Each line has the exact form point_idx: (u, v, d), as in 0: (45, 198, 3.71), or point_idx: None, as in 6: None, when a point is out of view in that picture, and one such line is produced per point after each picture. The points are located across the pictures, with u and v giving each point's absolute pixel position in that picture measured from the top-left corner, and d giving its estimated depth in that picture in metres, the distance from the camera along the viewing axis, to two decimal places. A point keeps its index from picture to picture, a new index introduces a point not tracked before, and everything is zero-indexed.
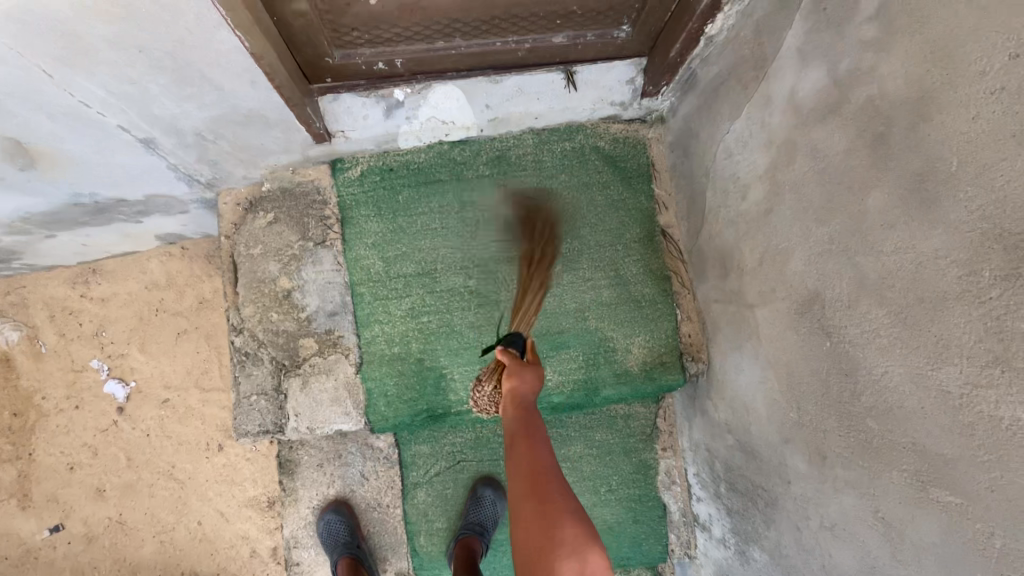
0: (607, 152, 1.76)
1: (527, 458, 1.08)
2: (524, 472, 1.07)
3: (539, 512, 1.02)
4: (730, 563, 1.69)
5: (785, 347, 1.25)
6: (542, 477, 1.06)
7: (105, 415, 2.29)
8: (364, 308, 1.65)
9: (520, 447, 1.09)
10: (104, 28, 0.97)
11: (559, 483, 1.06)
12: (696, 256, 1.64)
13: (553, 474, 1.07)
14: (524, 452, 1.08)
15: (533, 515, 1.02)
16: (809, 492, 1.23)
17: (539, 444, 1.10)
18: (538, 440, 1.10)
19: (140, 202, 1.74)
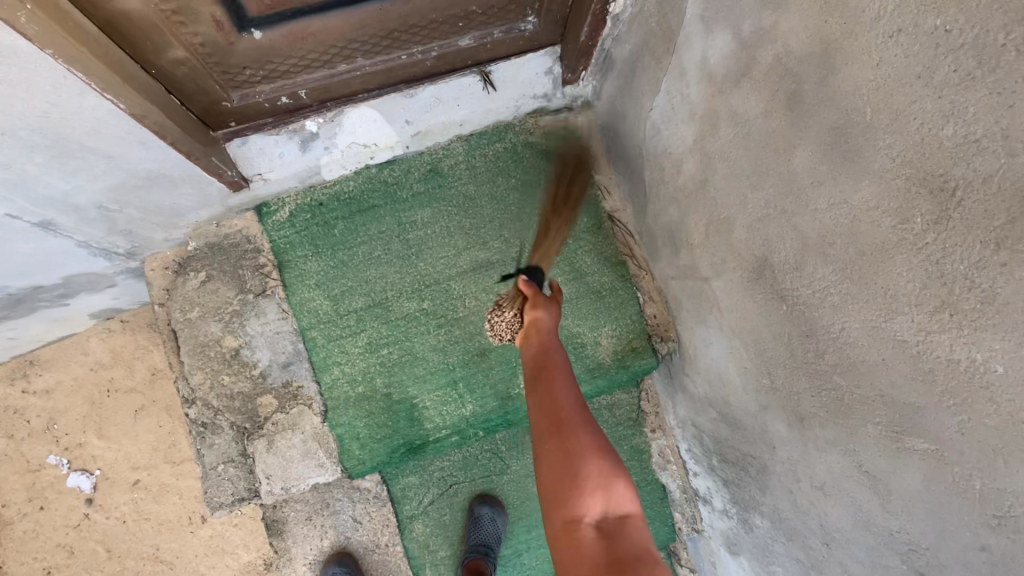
0: (540, 147, 1.72)
1: (550, 402, 1.01)
2: (547, 417, 1.01)
3: (564, 459, 0.97)
4: (736, 531, 1.69)
5: (746, 315, 1.23)
6: (567, 420, 1.00)
7: (74, 510, 2.16)
8: (318, 352, 1.56)
9: (542, 390, 1.03)
10: None
11: (583, 427, 1.01)
12: (646, 236, 1.62)
13: (576, 419, 1.01)
14: (546, 397, 1.02)
15: (558, 461, 0.98)
16: (795, 455, 1.22)
17: (562, 387, 1.04)
18: (560, 385, 1.04)
19: (60, 285, 1.63)
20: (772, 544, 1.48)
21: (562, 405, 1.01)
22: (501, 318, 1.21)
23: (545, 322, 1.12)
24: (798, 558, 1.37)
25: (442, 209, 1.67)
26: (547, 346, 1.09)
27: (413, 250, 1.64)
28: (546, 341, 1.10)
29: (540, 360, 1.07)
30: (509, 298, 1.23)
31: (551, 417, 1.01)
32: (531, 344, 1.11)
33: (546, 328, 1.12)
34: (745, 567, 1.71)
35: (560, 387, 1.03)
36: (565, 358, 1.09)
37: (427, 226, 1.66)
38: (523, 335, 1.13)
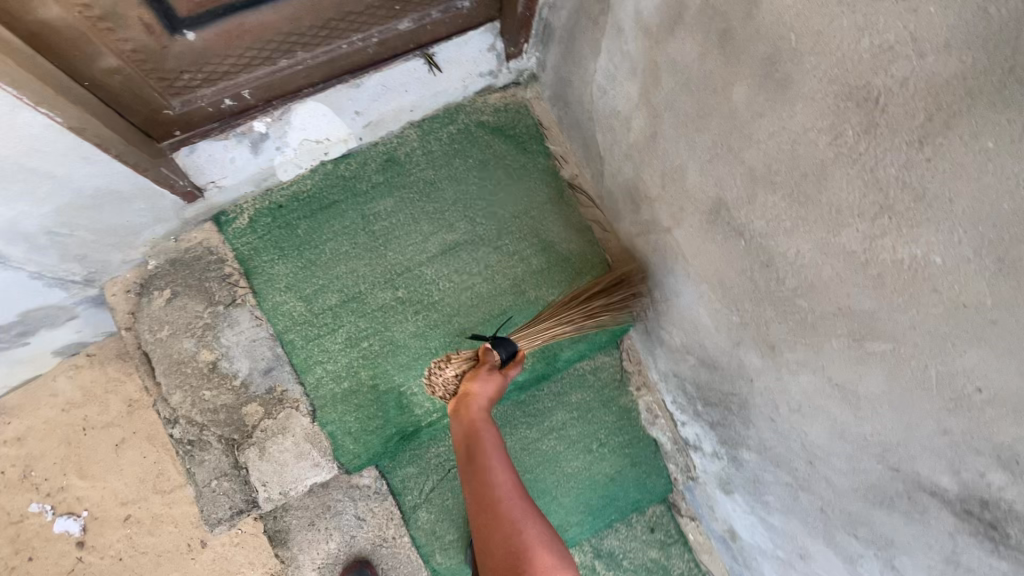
0: (493, 125, 1.73)
1: (484, 482, 1.15)
2: (484, 495, 1.14)
3: (501, 536, 1.09)
4: (728, 471, 1.76)
5: (710, 259, 1.28)
6: (501, 502, 1.13)
7: (65, 555, 2.10)
8: (298, 353, 1.55)
9: (476, 471, 1.16)
10: None
11: (517, 507, 1.13)
12: (607, 199, 1.65)
13: (511, 498, 1.14)
14: (479, 479, 1.15)
15: (494, 538, 1.10)
16: (771, 383, 1.28)
17: (496, 469, 1.17)
18: (493, 465, 1.17)
19: (17, 322, 1.57)
20: (762, 475, 1.55)
21: (495, 485, 1.14)
22: (442, 376, 1.30)
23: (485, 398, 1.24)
24: (787, 482, 1.44)
25: (403, 197, 1.67)
26: (480, 422, 1.22)
27: (380, 241, 1.64)
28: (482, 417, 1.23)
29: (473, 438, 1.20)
30: (457, 356, 1.31)
31: (486, 498, 1.13)
32: (463, 422, 1.23)
33: (485, 402, 1.24)
34: (741, 503, 1.79)
35: (494, 465, 1.16)
36: (498, 439, 1.22)
37: (391, 216, 1.66)
38: (455, 409, 1.26)
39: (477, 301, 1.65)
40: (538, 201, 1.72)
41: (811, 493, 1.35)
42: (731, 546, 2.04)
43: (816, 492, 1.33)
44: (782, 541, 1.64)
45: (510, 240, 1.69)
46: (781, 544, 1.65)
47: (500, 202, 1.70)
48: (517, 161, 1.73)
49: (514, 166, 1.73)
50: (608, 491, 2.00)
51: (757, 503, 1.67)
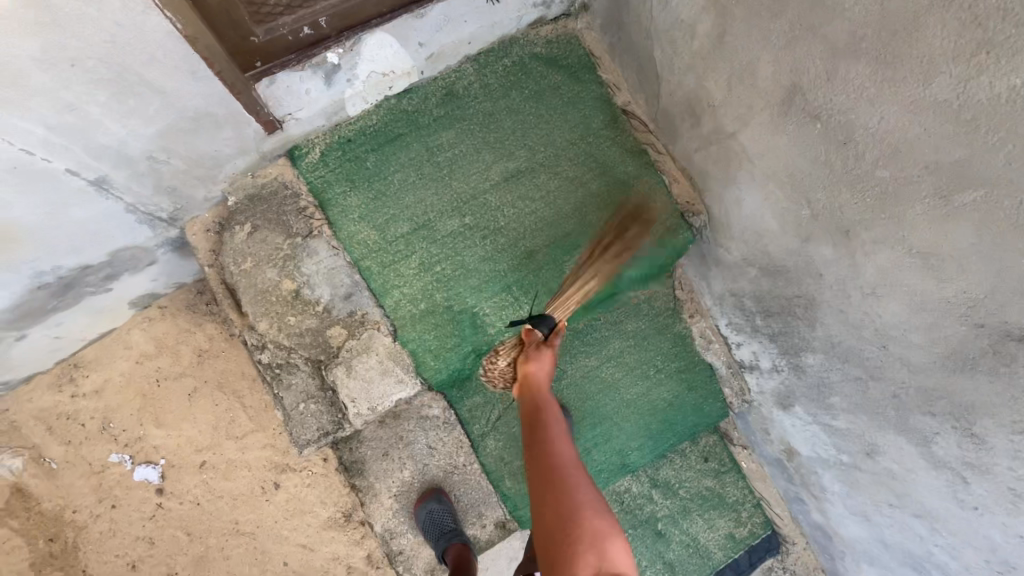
0: (545, 56, 1.78)
1: (543, 453, 1.20)
2: (542, 461, 1.19)
3: (556, 500, 1.11)
4: (789, 383, 1.81)
5: (779, 155, 1.33)
6: (558, 465, 1.17)
7: (146, 502, 2.19)
8: (376, 279, 1.64)
9: (537, 442, 1.24)
10: (31, 45, 0.97)
11: (574, 474, 1.16)
12: (662, 120, 1.71)
13: (566, 465, 1.17)
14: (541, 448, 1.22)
15: (550, 501, 1.12)
16: (843, 272, 1.33)
17: (555, 438, 1.23)
18: (554, 434, 1.24)
19: (106, 263, 1.65)
20: (827, 377, 1.60)
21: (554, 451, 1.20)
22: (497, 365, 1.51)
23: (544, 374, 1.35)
24: (855, 376, 1.49)
25: (464, 128, 1.72)
26: (541, 398, 1.32)
27: (444, 172, 1.70)
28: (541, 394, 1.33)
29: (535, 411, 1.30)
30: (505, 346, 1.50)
31: (544, 464, 1.18)
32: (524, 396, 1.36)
33: (542, 380, 1.36)
34: (801, 416, 1.84)
35: (552, 436, 1.24)
36: (560, 418, 1.29)
37: (454, 147, 1.72)
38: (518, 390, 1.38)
39: (540, 226, 1.71)
40: (593, 128, 1.77)
41: (883, 380, 1.41)
42: (786, 467, 2.09)
43: (888, 378, 1.39)
44: (847, 444, 1.70)
45: (568, 166, 1.74)
46: (846, 448, 1.71)
47: (557, 130, 1.75)
48: (571, 91, 1.78)
49: (569, 95, 1.77)
50: (666, 416, 2.08)
51: (820, 409, 1.72)
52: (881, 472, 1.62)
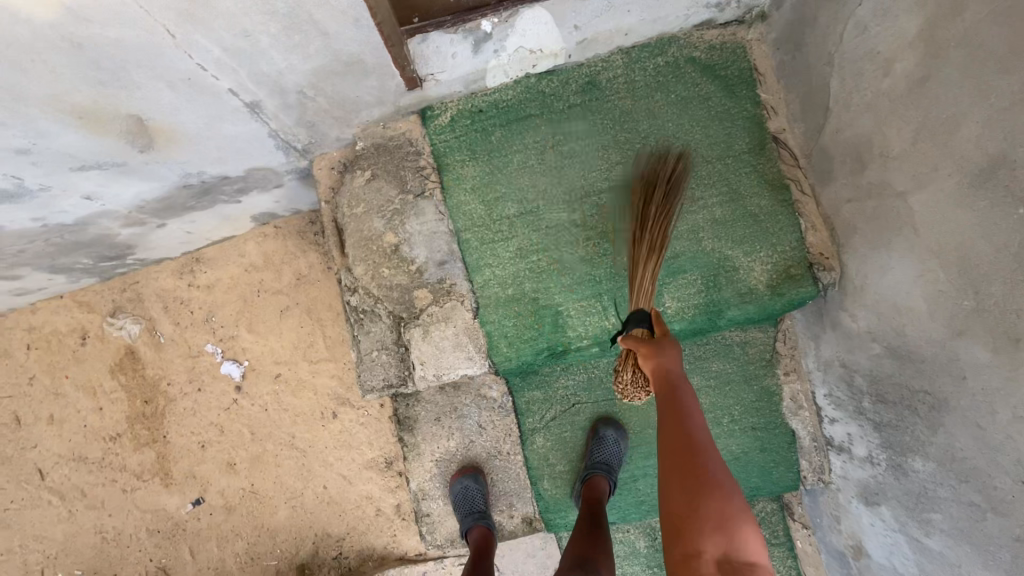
0: (703, 62, 1.64)
1: (682, 426, 1.14)
2: (678, 440, 1.12)
3: (692, 482, 1.07)
4: (882, 480, 1.61)
5: (954, 230, 1.14)
6: (698, 442, 1.11)
7: (225, 394, 2.43)
8: (471, 253, 1.63)
9: (668, 415, 1.17)
10: None
11: (713, 457, 1.11)
12: (818, 158, 1.52)
13: (704, 446, 1.12)
14: (675, 423, 1.15)
15: (687, 485, 1.07)
16: (995, 383, 1.13)
17: (690, 415, 1.16)
18: (690, 413, 1.16)
19: (241, 177, 1.79)
20: (934, 489, 1.39)
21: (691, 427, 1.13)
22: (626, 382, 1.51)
23: (673, 356, 1.25)
24: (971, 501, 1.28)
25: (596, 122, 1.65)
26: (674, 375, 1.23)
27: (566, 161, 1.65)
28: (672, 371, 1.23)
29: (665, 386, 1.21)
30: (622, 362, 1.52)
31: (677, 441, 1.12)
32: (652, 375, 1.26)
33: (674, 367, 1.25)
34: (886, 519, 1.63)
35: (691, 411, 1.16)
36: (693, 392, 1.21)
37: (582, 138, 1.65)
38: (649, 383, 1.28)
39: None
40: (735, 149, 1.62)
41: (1008, 519, 1.19)
42: (849, 564, 1.88)
43: (1015, 519, 1.17)
44: (933, 568, 1.48)
45: (697, 184, 1.62)
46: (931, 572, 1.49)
47: (694, 143, 1.63)
48: (722, 105, 1.63)
49: (718, 109, 1.64)
50: (728, 470, 1.93)
51: (912, 520, 1.51)
52: None
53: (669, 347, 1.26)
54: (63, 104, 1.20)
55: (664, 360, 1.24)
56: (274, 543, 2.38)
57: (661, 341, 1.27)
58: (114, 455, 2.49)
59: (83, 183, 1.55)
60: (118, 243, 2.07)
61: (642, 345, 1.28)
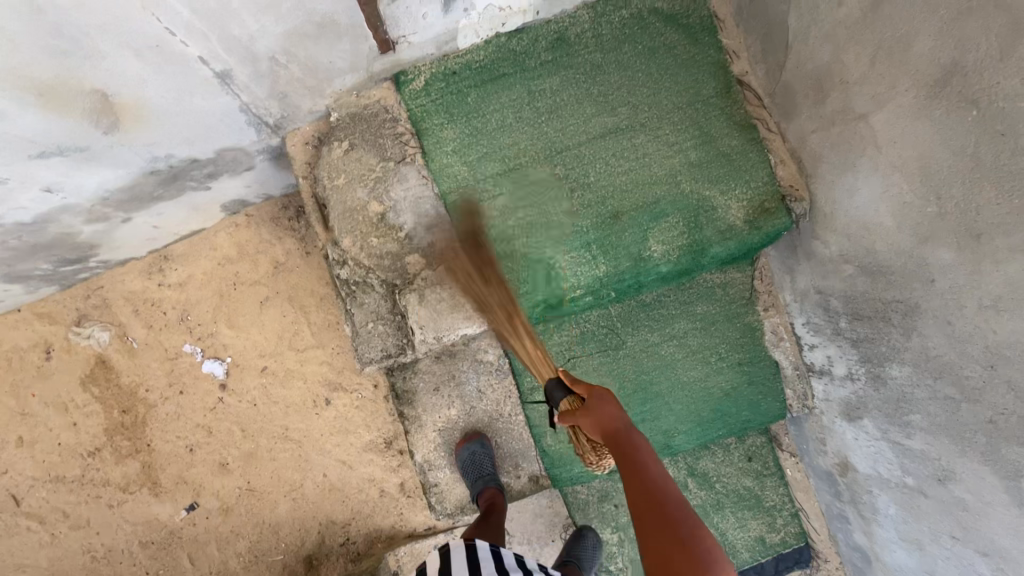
0: (666, 12, 1.70)
1: (641, 479, 1.15)
2: (641, 494, 1.13)
3: (658, 534, 1.08)
4: (862, 394, 1.73)
5: (914, 141, 1.23)
6: (658, 492, 1.13)
7: (210, 394, 2.36)
8: (459, 214, 1.64)
9: (628, 472, 1.17)
10: None
11: (680, 508, 1.11)
12: (782, 95, 1.61)
13: (665, 498, 1.12)
14: (634, 476, 1.16)
15: (654, 541, 1.07)
16: (961, 280, 1.24)
17: (648, 469, 1.17)
18: (647, 463, 1.18)
19: (211, 160, 1.73)
20: (911, 392, 1.51)
21: (651, 482, 1.14)
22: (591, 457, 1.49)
23: (612, 411, 1.27)
24: (946, 395, 1.40)
25: (569, 77, 1.69)
26: (622, 428, 1.24)
27: (543, 117, 1.67)
28: (616, 424, 1.25)
29: (618, 443, 1.22)
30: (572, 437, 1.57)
31: (640, 498, 1.13)
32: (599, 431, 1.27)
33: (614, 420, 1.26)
34: (869, 430, 1.75)
35: (646, 461, 1.18)
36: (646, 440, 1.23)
37: (556, 94, 1.68)
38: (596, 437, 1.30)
39: (630, 187, 1.67)
40: (704, 94, 1.68)
41: (980, 404, 1.31)
42: (837, 482, 2.01)
43: (986, 402, 1.29)
44: (915, 466, 1.60)
45: (671, 130, 1.68)
46: (913, 471, 1.62)
47: (665, 91, 1.68)
48: (687, 52, 1.69)
49: (684, 56, 1.69)
50: (720, 406, 2.01)
51: (893, 426, 1.64)
52: (948, 500, 1.52)
53: (599, 406, 1.28)
54: (21, 80, 1.15)
55: (602, 419, 1.26)
56: (278, 538, 2.33)
57: (591, 403, 1.29)
58: (95, 471, 2.37)
59: (44, 173, 1.47)
60: (79, 243, 1.97)
61: (578, 414, 1.30)
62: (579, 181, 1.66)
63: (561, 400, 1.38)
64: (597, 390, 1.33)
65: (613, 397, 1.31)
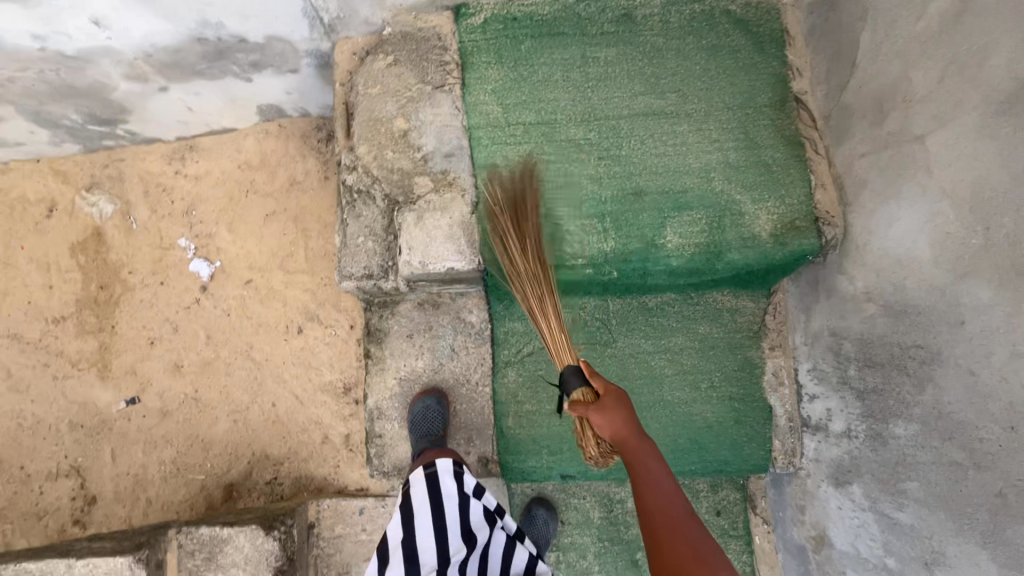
0: (738, 16, 1.68)
1: (653, 493, 1.15)
2: (655, 508, 1.14)
3: (677, 551, 1.08)
4: (857, 455, 1.56)
5: (973, 164, 1.14)
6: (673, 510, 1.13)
7: (188, 292, 2.30)
8: (481, 150, 1.60)
9: (642, 486, 1.16)
10: None
11: (695, 529, 1.11)
12: (836, 117, 1.54)
13: (682, 516, 1.13)
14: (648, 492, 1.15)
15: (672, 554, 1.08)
16: (995, 323, 1.12)
17: (661, 483, 1.16)
18: (659, 476, 1.17)
19: (259, 46, 1.75)
20: (913, 455, 1.35)
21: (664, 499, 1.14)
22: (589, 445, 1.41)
23: (627, 415, 1.21)
24: (953, 461, 1.24)
25: (627, 52, 1.66)
26: (634, 435, 1.20)
27: (590, 83, 1.64)
28: (627, 429, 1.20)
29: (628, 451, 1.19)
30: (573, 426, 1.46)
31: (654, 513, 1.14)
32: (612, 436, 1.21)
33: (625, 427, 1.20)
34: (856, 498, 1.56)
35: (657, 473, 1.17)
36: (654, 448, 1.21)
37: (609, 65, 1.65)
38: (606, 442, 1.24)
39: (660, 171, 1.60)
40: (757, 101, 1.63)
41: (991, 473, 1.15)
42: (809, 559, 1.80)
43: (999, 471, 1.13)
44: (901, 545, 1.42)
45: (715, 127, 1.62)
46: (898, 551, 1.43)
47: (718, 90, 1.64)
48: (750, 58, 1.66)
49: (746, 62, 1.66)
50: (700, 438, 1.85)
51: (885, 495, 1.46)
52: None
53: (615, 407, 1.21)
54: None
55: (615, 422, 1.20)
56: (206, 457, 2.20)
57: (607, 403, 1.22)
58: (52, 339, 2.31)
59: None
60: (113, 102, 1.99)
61: (591, 408, 1.23)
62: (610, 151, 1.60)
63: (573, 386, 1.29)
64: (614, 389, 1.26)
65: (627, 399, 1.24)
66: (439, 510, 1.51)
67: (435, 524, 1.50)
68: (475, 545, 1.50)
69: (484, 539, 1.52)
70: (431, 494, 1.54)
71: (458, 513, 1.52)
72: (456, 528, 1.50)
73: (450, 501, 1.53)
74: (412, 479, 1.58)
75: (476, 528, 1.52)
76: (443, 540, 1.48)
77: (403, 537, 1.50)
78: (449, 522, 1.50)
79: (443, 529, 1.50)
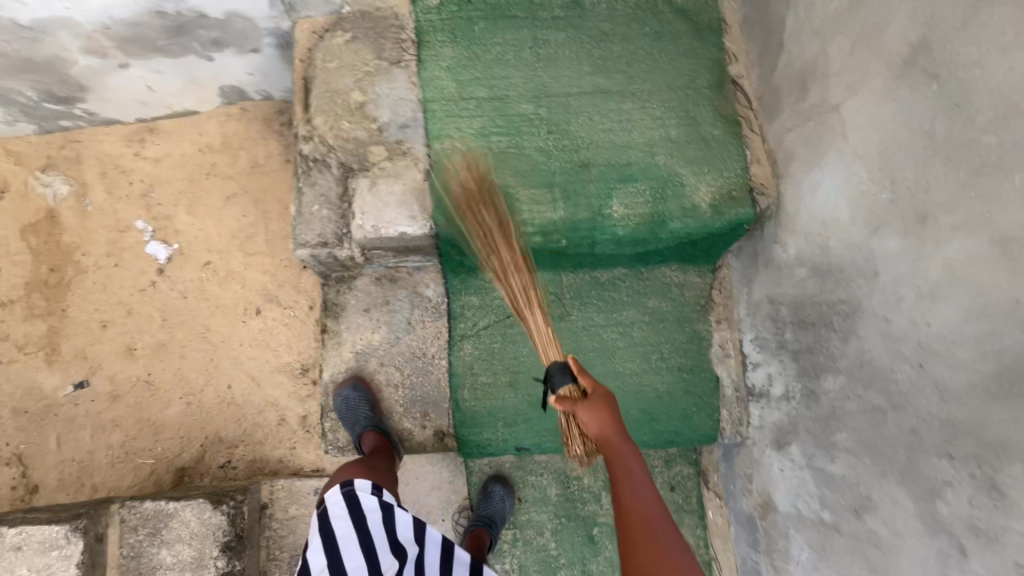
0: (679, 6, 1.80)
1: (630, 495, 1.23)
2: (631, 508, 1.22)
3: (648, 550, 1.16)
4: (795, 415, 1.62)
5: (880, 125, 1.24)
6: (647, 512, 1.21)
7: (144, 274, 2.27)
8: (435, 122, 1.66)
9: (622, 487, 1.24)
10: None
11: (664, 526, 1.20)
12: (768, 96, 1.65)
13: (654, 515, 1.21)
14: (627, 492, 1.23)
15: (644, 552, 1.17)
16: (902, 268, 1.21)
17: (637, 483, 1.23)
18: (636, 477, 1.24)
19: (219, 22, 1.80)
20: (841, 407, 1.42)
21: (640, 501, 1.22)
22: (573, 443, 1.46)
23: (612, 417, 1.26)
24: (874, 407, 1.31)
25: (575, 36, 1.75)
26: (615, 434, 1.25)
27: (540, 63, 1.72)
28: (610, 428, 1.25)
29: (609, 450, 1.25)
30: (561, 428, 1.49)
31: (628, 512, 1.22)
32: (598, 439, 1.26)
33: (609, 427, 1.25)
34: (795, 458, 1.62)
35: (635, 475, 1.24)
36: (632, 448, 1.26)
37: (559, 47, 1.74)
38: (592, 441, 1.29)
39: (607, 145, 1.68)
40: (697, 83, 1.73)
41: (905, 412, 1.23)
42: (756, 527, 1.84)
43: (912, 409, 1.20)
44: (834, 497, 1.48)
45: (658, 106, 1.71)
46: (832, 503, 1.49)
47: (661, 71, 1.74)
48: (690, 44, 1.76)
49: (687, 47, 1.76)
50: (651, 409, 1.89)
51: (818, 449, 1.52)
52: (862, 537, 1.38)
53: (602, 407, 1.26)
54: None
55: (598, 422, 1.24)
56: (156, 442, 2.16)
57: (595, 399, 1.26)
58: None
59: None
60: (69, 77, 2.00)
61: (579, 404, 1.26)
62: (560, 126, 1.68)
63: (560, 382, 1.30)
64: (599, 387, 1.29)
65: (614, 399, 1.29)
66: (363, 529, 1.46)
67: (362, 542, 1.44)
68: (406, 557, 1.46)
69: (414, 551, 1.49)
70: (351, 512, 1.49)
71: (383, 527, 1.49)
72: (384, 543, 1.46)
73: (372, 518, 1.49)
74: (326, 501, 1.52)
75: (404, 539, 1.50)
76: (373, 556, 1.43)
77: (328, 562, 1.42)
78: (375, 537, 1.46)
79: (371, 544, 1.44)
